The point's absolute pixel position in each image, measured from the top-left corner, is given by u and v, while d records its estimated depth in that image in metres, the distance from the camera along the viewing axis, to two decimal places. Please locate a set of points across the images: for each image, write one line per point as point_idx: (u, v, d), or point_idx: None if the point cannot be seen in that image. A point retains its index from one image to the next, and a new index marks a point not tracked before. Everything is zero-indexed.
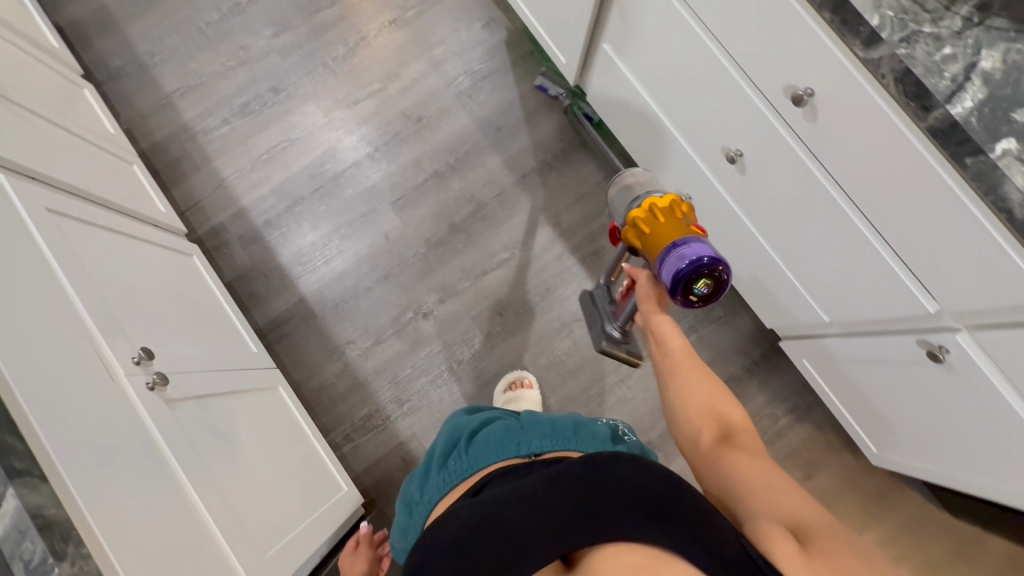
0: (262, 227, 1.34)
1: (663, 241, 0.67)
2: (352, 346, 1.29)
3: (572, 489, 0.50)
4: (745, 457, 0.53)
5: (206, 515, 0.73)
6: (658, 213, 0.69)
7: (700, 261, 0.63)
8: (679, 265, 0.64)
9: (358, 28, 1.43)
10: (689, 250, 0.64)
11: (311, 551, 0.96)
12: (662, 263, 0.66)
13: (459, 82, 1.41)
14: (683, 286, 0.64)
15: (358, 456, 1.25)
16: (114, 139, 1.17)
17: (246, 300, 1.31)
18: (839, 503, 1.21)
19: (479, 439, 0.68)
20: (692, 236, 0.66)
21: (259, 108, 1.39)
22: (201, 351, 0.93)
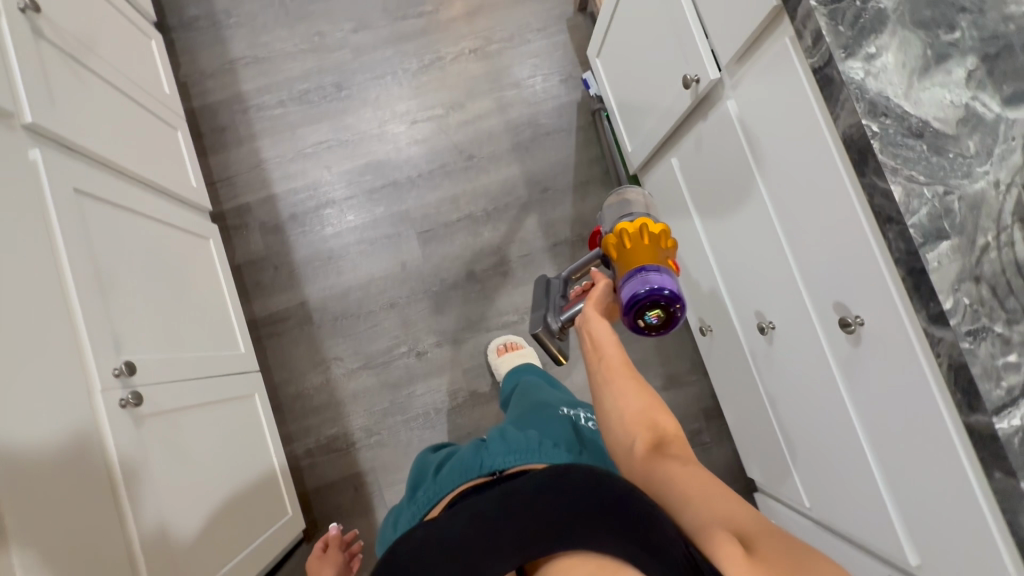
0: (286, 220, 1.33)
1: (631, 263, 0.62)
2: (339, 363, 1.29)
3: (531, 501, 0.46)
4: (679, 466, 0.46)
5: (137, 545, 0.70)
6: (638, 234, 0.64)
7: (659, 291, 0.58)
8: (638, 289, 0.59)
9: (438, 47, 1.40)
10: (652, 277, 0.59)
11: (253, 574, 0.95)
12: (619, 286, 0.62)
13: (520, 131, 1.38)
14: (631, 316, 0.60)
15: (314, 473, 1.25)
16: (168, 102, 1.16)
17: (250, 287, 1.31)
18: None
19: (446, 469, 0.61)
20: (661, 265, 0.61)
21: (317, 99, 1.37)
22: (187, 354, 0.92)
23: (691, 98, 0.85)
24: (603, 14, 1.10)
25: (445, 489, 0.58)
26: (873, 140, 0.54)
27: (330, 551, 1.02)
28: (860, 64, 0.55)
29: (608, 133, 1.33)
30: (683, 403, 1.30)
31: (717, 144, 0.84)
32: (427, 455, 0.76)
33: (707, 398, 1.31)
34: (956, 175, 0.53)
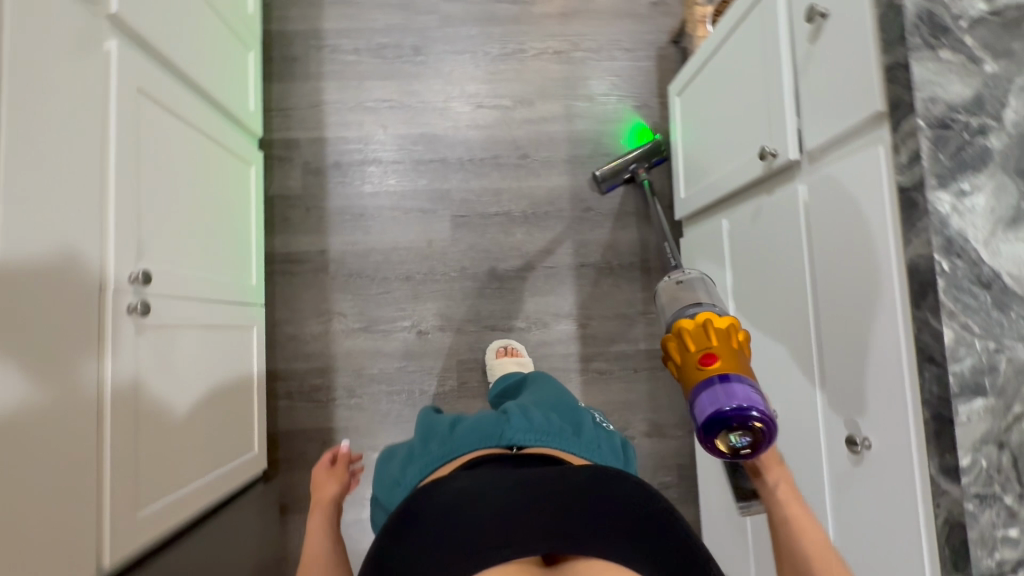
0: (330, 167, 1.33)
1: (701, 373, 0.61)
2: (342, 319, 1.31)
3: (565, 492, 0.50)
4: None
5: (109, 454, 0.69)
6: (710, 340, 0.62)
7: (747, 410, 0.56)
8: (723, 405, 0.57)
9: (524, 39, 1.39)
10: (734, 391, 0.57)
11: (212, 502, 0.96)
12: (695, 396, 0.60)
13: (579, 145, 1.37)
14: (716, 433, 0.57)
15: (289, 415, 1.29)
16: (248, 21, 1.15)
17: (277, 222, 1.32)
18: None
19: (461, 426, 0.62)
20: (741, 375, 0.59)
21: (393, 57, 1.36)
22: (201, 274, 0.92)
23: (763, 168, 0.83)
24: (699, 54, 1.06)
25: (461, 450, 0.59)
26: (939, 277, 0.52)
27: (337, 469, 0.75)
28: (949, 197, 0.53)
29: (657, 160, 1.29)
30: (661, 453, 1.31)
31: (772, 221, 0.83)
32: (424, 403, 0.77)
33: (686, 454, 1.32)
34: (1012, 336, 0.51)
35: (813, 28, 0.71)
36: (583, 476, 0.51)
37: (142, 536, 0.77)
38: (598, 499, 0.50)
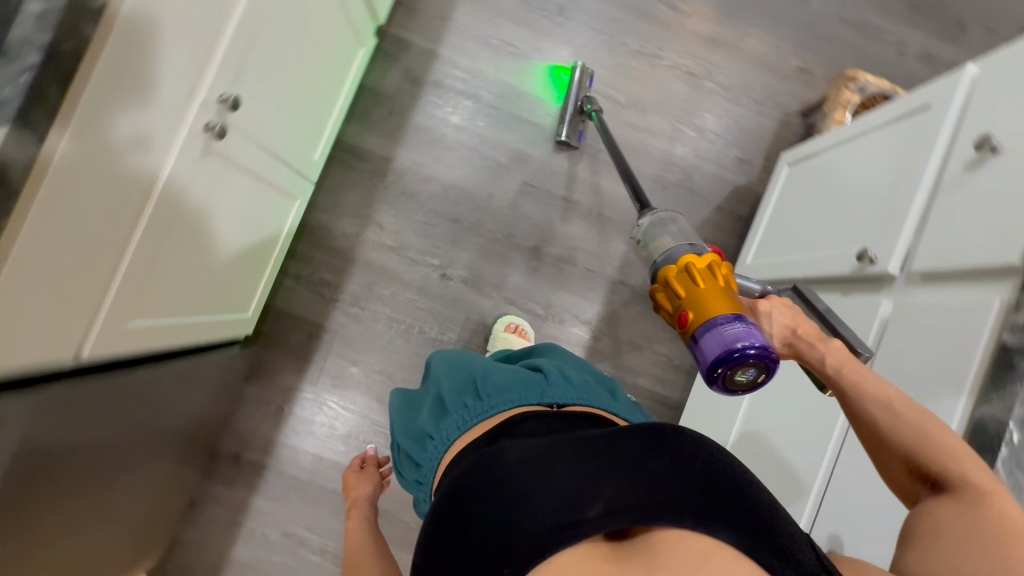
0: (429, 82, 1.31)
1: (696, 317, 0.58)
2: (377, 229, 1.29)
3: (626, 460, 0.48)
4: (950, 505, 0.49)
5: (130, 253, 0.69)
6: (699, 284, 0.60)
7: (756, 347, 0.54)
8: (736, 343, 0.54)
9: (664, 46, 1.35)
10: (732, 334, 0.55)
11: (191, 342, 0.95)
12: (695, 342, 0.57)
13: (668, 169, 1.35)
14: (726, 373, 0.56)
15: (289, 296, 1.27)
16: None
17: (358, 111, 1.29)
18: None
19: (497, 381, 0.65)
20: (739, 313, 0.57)
21: (534, 7, 1.33)
22: (275, 126, 0.90)
23: (854, 269, 0.82)
24: (826, 135, 1.04)
25: (502, 407, 0.63)
26: (1004, 445, 0.53)
27: (366, 470, 0.98)
28: None
29: (586, 85, 1.30)
30: None
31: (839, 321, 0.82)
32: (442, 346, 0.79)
33: None
34: None
35: (975, 161, 0.69)
36: (640, 442, 0.50)
37: (123, 345, 0.76)
38: (661, 463, 0.48)
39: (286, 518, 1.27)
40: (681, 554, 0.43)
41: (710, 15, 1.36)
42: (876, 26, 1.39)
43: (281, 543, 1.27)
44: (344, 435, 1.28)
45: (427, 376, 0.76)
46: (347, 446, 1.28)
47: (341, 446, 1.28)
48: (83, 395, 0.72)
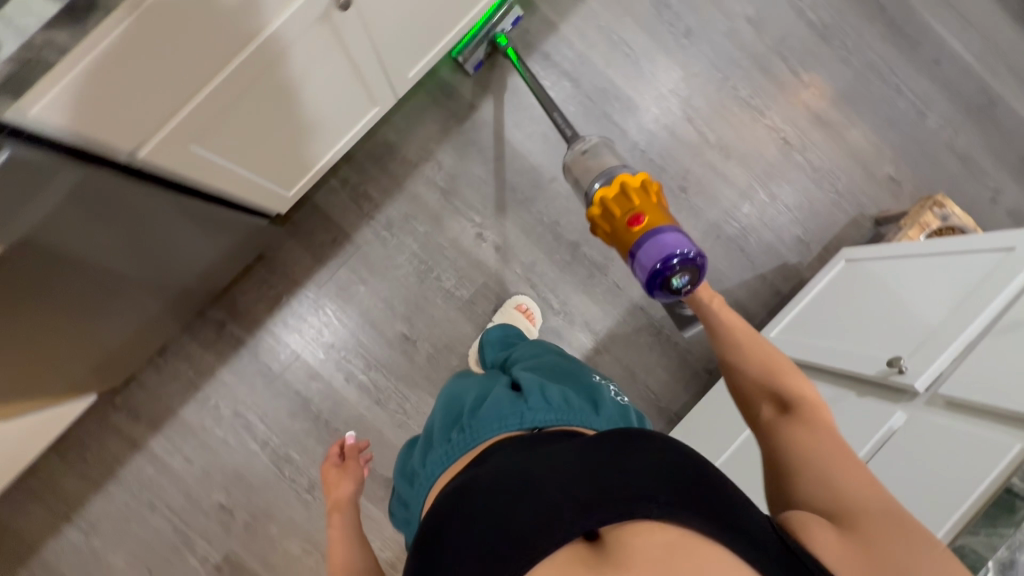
0: (540, 51, 1.32)
1: (632, 235, 0.75)
2: (435, 166, 1.30)
3: (596, 463, 0.48)
4: (803, 428, 0.56)
5: (208, 89, 0.70)
6: (632, 202, 0.78)
7: (684, 253, 0.72)
8: (669, 252, 0.71)
9: (769, 105, 1.35)
10: (664, 243, 0.72)
11: (234, 195, 0.97)
12: (635, 255, 0.74)
13: (728, 221, 1.34)
14: (666, 276, 0.72)
15: (329, 195, 1.28)
16: None
17: (463, 51, 1.30)
18: None
19: (479, 411, 0.64)
20: (667, 226, 0.75)
21: (663, 21, 1.34)
22: (391, 28, 0.93)
23: (879, 373, 0.82)
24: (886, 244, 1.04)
25: (483, 437, 0.61)
26: None
27: (349, 466, 0.83)
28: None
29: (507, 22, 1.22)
30: None
31: (849, 419, 0.84)
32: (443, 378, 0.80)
33: None
34: None
35: None
36: (609, 444, 0.50)
37: (178, 163, 0.78)
38: (629, 461, 0.48)
39: (243, 399, 1.27)
40: (651, 548, 0.44)
41: (826, 93, 1.36)
42: (981, 166, 1.37)
43: (230, 421, 1.27)
44: (327, 344, 1.28)
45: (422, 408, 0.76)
46: (326, 356, 1.28)
47: (321, 353, 1.28)
48: (114, 211, 0.74)
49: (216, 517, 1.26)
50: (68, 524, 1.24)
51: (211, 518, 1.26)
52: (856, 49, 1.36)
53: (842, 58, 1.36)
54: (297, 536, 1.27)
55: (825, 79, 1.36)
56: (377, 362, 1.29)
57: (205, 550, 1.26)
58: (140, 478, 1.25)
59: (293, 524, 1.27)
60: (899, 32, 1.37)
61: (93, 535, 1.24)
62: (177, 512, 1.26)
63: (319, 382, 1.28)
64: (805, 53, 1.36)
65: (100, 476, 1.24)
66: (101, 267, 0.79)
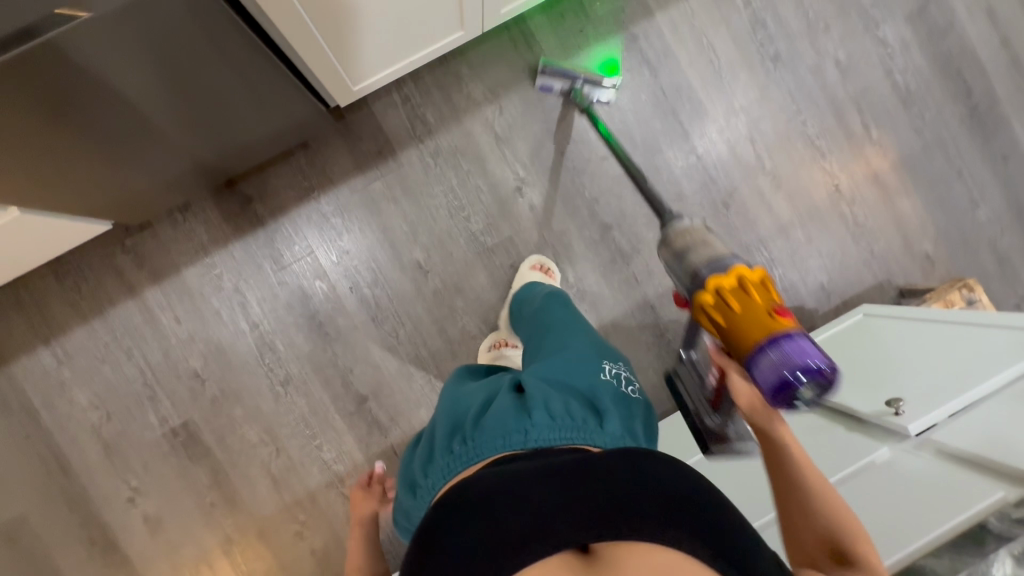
0: (629, 33, 1.32)
1: (753, 333, 0.67)
2: (497, 112, 1.30)
3: (598, 476, 0.50)
4: None
5: None
6: (749, 296, 0.70)
7: (811, 366, 0.65)
8: (791, 367, 0.65)
9: (832, 151, 1.36)
10: (790, 356, 0.65)
11: (307, 63, 1.00)
12: (757, 357, 0.67)
13: (759, 249, 1.35)
14: (795, 389, 0.65)
15: (388, 108, 1.28)
16: None
17: (557, 9, 1.31)
18: (283, 561, 1.27)
19: (484, 425, 0.65)
20: (794, 331, 0.67)
21: (756, 40, 1.34)
22: None
23: (871, 412, 0.86)
24: (898, 307, 1.07)
25: (486, 454, 0.62)
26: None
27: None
28: None
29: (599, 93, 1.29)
30: None
31: (835, 448, 0.87)
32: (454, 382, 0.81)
33: None
34: None
35: None
36: (613, 460, 0.52)
37: (269, 8, 0.80)
38: (629, 484, 0.50)
39: (246, 278, 1.27)
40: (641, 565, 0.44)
41: (889, 156, 1.36)
42: (1016, 270, 1.38)
43: (227, 294, 1.27)
44: (342, 250, 1.29)
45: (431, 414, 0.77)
46: (337, 261, 1.29)
47: (333, 257, 1.29)
48: (156, 44, 0.74)
49: (186, 382, 1.26)
50: (43, 345, 1.24)
51: (181, 382, 1.26)
52: (931, 123, 1.37)
53: (916, 127, 1.37)
54: (257, 425, 1.27)
55: (892, 143, 1.36)
56: (384, 281, 1.29)
57: (166, 411, 1.26)
58: (125, 323, 1.25)
59: (257, 413, 1.27)
60: (977, 118, 1.38)
61: (66, 363, 1.24)
62: (150, 366, 1.26)
63: (323, 283, 1.29)
64: (881, 112, 1.36)
65: (87, 310, 1.24)
66: (116, 93, 0.80)
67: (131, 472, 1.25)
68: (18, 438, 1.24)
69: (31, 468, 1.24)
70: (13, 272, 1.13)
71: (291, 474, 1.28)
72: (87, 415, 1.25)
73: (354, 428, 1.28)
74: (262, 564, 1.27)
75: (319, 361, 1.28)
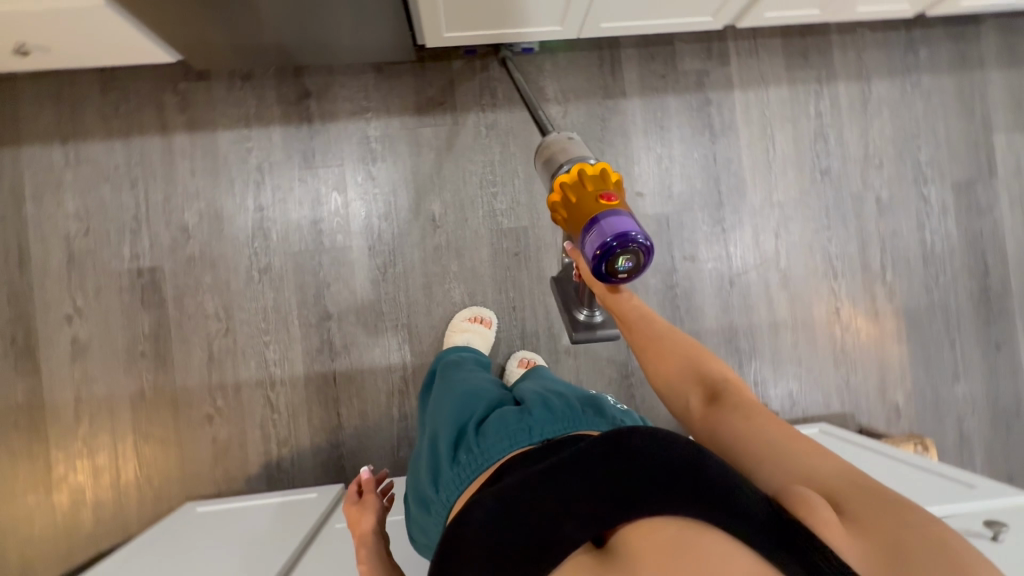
0: (706, 96, 1.39)
1: (586, 211, 0.69)
2: (560, 114, 1.36)
3: (594, 465, 0.45)
4: (738, 418, 0.58)
5: None
6: (585, 185, 0.72)
7: (618, 233, 0.65)
8: (599, 238, 0.66)
9: (846, 275, 1.40)
10: (605, 228, 0.66)
11: None
12: (586, 233, 0.68)
13: (746, 335, 1.38)
14: (610, 259, 0.66)
15: (465, 67, 1.34)
16: (839, 7, 1.25)
17: (650, 47, 1.38)
18: (189, 435, 1.26)
19: (488, 430, 0.64)
20: (616, 208, 0.68)
21: (815, 149, 1.41)
22: None
23: None
24: (854, 435, 1.09)
25: (494, 458, 0.61)
26: None
27: (367, 500, 0.86)
28: None
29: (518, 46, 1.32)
30: None
31: None
32: (444, 391, 0.79)
33: None
34: None
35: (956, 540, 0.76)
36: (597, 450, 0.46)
37: None
38: (616, 466, 0.44)
39: (271, 161, 1.30)
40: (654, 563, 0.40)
41: (893, 301, 1.41)
42: (971, 453, 1.41)
43: (248, 169, 1.29)
44: (370, 175, 1.32)
45: (427, 427, 0.75)
46: (361, 183, 1.31)
47: (358, 178, 1.31)
48: None
49: (173, 231, 1.27)
50: (59, 142, 1.25)
51: (168, 229, 1.27)
52: (943, 287, 1.42)
53: (927, 286, 1.42)
54: (218, 299, 1.27)
55: (902, 290, 1.41)
56: (394, 219, 1.32)
57: (141, 250, 1.26)
58: (142, 155, 1.27)
59: (223, 288, 1.27)
60: (985, 302, 1.43)
61: (71, 167, 1.25)
62: (146, 203, 1.27)
63: (339, 197, 1.31)
64: (901, 259, 1.42)
65: (115, 128, 1.26)
66: None
67: (81, 292, 1.25)
68: None
69: None
70: (74, 60, 1.17)
71: (228, 358, 1.27)
72: (67, 222, 1.25)
73: (308, 339, 1.28)
74: (161, 431, 1.25)
75: (303, 265, 1.29)
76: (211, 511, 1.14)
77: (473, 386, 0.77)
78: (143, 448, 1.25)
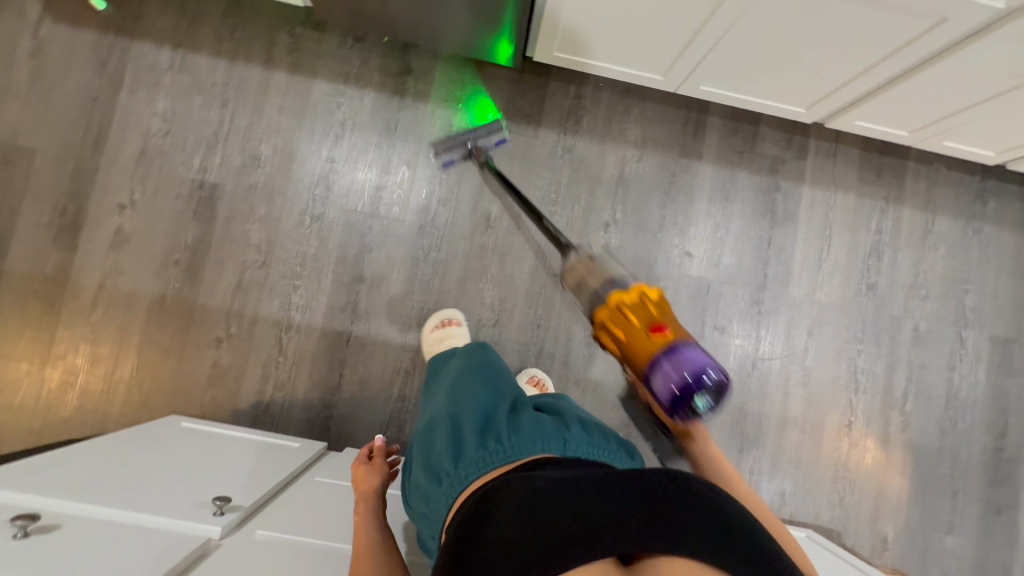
0: (776, 182, 1.43)
1: (645, 348, 0.78)
2: (635, 159, 1.40)
3: (635, 491, 0.50)
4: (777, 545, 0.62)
5: None
6: (637, 314, 0.81)
7: (694, 370, 0.74)
8: (676, 374, 0.75)
9: (867, 393, 1.39)
10: (680, 364, 0.75)
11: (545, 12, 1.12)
12: (659, 369, 0.76)
13: (755, 422, 1.37)
14: (689, 393, 0.74)
15: (560, 90, 1.39)
16: (923, 137, 1.30)
17: (736, 122, 1.43)
18: (195, 352, 1.26)
19: (523, 426, 0.64)
20: (683, 341, 0.77)
21: (867, 263, 1.43)
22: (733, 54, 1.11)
23: None
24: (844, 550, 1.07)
25: (524, 454, 0.61)
26: None
27: (375, 464, 0.88)
28: None
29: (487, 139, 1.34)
30: None
31: None
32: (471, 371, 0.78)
33: None
34: None
35: None
36: (654, 481, 0.51)
37: None
38: (671, 507, 0.49)
39: (355, 121, 1.34)
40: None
41: (906, 433, 1.39)
42: None
43: (332, 122, 1.34)
44: None
45: (446, 401, 0.73)
46: (432, 166, 1.35)
47: (431, 160, 1.35)
48: None
49: (245, 157, 1.31)
50: (169, 47, 1.31)
51: (241, 153, 1.31)
52: (958, 433, 1.40)
53: (942, 427, 1.40)
54: (264, 232, 1.30)
55: (917, 424, 1.40)
56: (452, 208, 1.34)
57: (210, 165, 1.30)
58: (241, 81, 1.32)
59: (272, 223, 1.30)
60: (995, 461, 1.40)
61: (173, 72, 1.31)
62: (229, 124, 1.31)
63: (407, 171, 1.34)
64: (924, 394, 1.41)
65: (224, 49, 1.33)
66: None
67: (142, 187, 1.28)
68: (88, 95, 1.29)
69: (76, 125, 1.28)
70: None
71: (255, 290, 1.28)
72: (151, 120, 1.30)
73: (336, 296, 1.30)
74: (169, 341, 1.26)
75: (353, 224, 1.32)
76: (190, 428, 1.10)
77: (502, 378, 0.76)
78: (147, 350, 1.26)
